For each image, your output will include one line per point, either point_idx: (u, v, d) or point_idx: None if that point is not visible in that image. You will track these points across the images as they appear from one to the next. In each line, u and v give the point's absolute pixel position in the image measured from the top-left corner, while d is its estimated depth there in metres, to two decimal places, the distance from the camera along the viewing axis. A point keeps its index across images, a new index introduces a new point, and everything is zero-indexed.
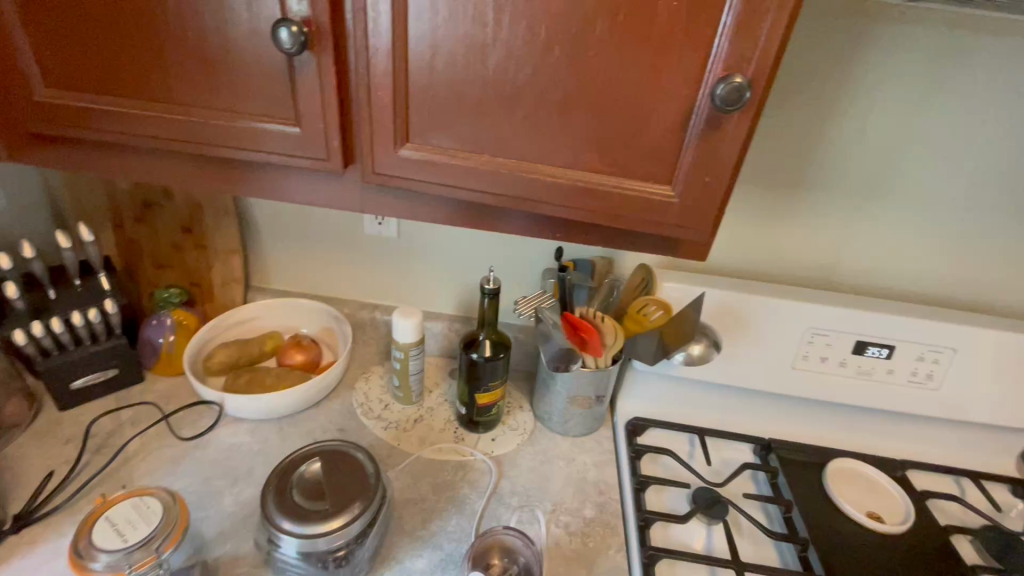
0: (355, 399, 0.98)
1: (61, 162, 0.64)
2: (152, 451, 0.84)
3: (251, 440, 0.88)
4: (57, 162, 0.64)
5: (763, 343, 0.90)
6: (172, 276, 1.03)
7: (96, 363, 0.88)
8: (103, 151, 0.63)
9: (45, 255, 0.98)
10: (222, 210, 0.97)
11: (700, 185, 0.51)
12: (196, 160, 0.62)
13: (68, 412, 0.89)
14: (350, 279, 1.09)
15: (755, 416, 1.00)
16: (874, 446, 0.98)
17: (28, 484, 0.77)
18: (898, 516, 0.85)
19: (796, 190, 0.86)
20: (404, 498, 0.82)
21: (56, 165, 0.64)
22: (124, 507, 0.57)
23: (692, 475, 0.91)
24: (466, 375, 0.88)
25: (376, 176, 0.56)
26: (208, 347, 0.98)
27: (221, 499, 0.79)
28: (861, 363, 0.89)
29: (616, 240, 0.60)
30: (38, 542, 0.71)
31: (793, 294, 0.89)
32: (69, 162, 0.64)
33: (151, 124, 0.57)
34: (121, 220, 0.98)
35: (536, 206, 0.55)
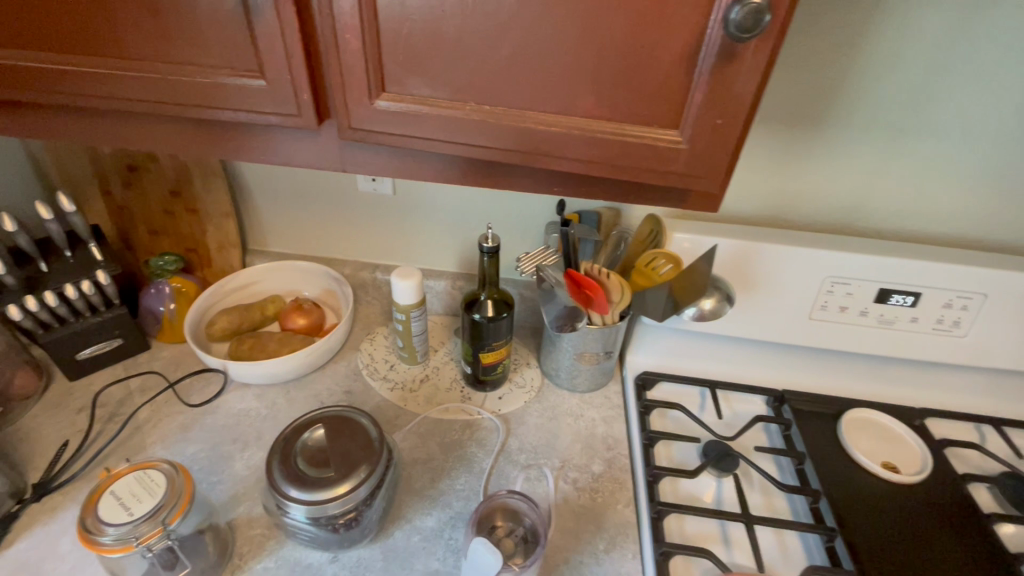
0: (360, 361, 0.98)
1: (23, 129, 0.60)
2: (162, 418, 0.85)
3: (258, 405, 0.89)
4: (20, 130, 0.60)
5: (779, 293, 0.85)
6: (168, 242, 1.01)
7: (99, 333, 0.88)
8: (65, 115, 0.59)
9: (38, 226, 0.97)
10: (209, 172, 0.93)
11: (712, 128, 0.45)
12: (163, 121, 0.57)
13: (78, 381, 0.89)
14: (348, 239, 1.05)
15: (768, 368, 0.97)
16: (892, 395, 0.95)
17: (45, 453, 0.79)
18: (915, 466, 0.83)
19: (820, 128, 0.79)
20: (412, 459, 0.83)
21: (18, 133, 0.60)
22: (128, 481, 0.57)
23: (703, 429, 0.89)
24: (469, 335, 0.86)
25: (354, 132, 0.51)
26: (209, 314, 0.97)
27: (232, 464, 0.80)
28: (883, 312, 0.84)
29: (619, 193, 0.55)
30: (59, 509, 0.73)
31: (813, 240, 0.84)
32: (32, 129, 0.60)
33: (108, 83, 0.52)
34: (108, 186, 0.95)
35: (529, 159, 0.50)
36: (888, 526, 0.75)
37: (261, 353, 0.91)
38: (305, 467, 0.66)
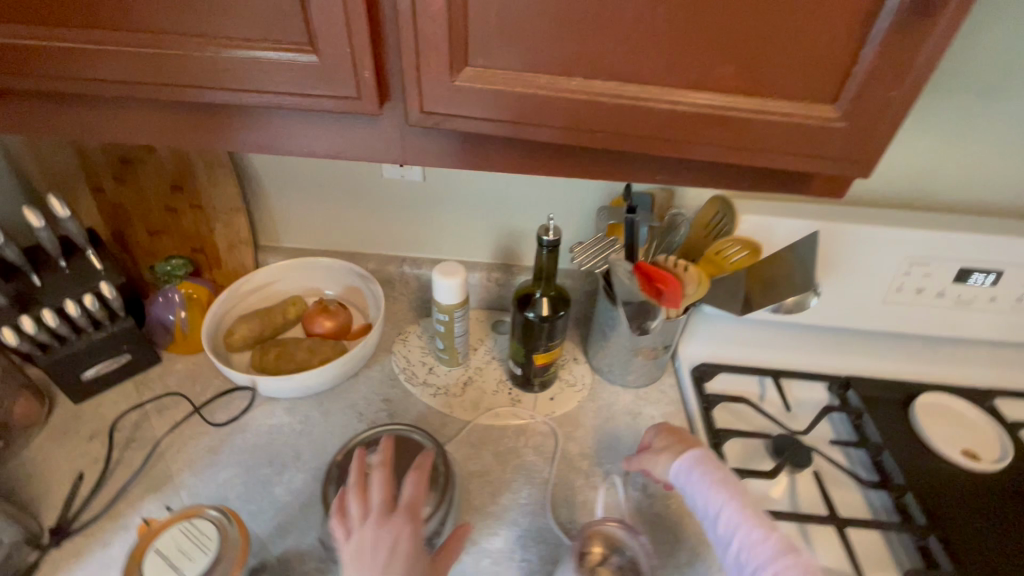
0: (395, 365, 0.90)
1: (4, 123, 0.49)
2: (186, 441, 0.77)
3: (291, 420, 0.81)
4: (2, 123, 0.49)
5: (851, 277, 0.80)
6: (170, 242, 0.91)
7: (104, 350, 0.78)
8: (56, 105, 0.48)
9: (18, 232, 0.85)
10: (213, 163, 0.82)
11: (880, 103, 0.37)
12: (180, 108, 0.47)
13: (86, 404, 0.80)
14: (371, 231, 0.96)
15: (829, 352, 0.92)
16: (957, 376, 0.91)
17: (59, 490, 0.71)
18: (993, 453, 0.80)
19: None
20: (467, 472, 0.76)
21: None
22: (173, 534, 0.50)
23: (770, 422, 0.85)
24: (522, 334, 0.79)
25: (426, 117, 0.42)
26: (225, 321, 0.88)
27: (271, 489, 0.72)
28: (962, 293, 0.79)
29: (732, 180, 0.47)
30: (84, 554, 0.65)
31: (890, 218, 0.77)
32: (18, 121, 0.49)
33: (115, 63, 0.42)
34: (98, 181, 0.84)
35: (642, 144, 0.41)
36: (976, 519, 0.72)
37: (289, 364, 0.82)
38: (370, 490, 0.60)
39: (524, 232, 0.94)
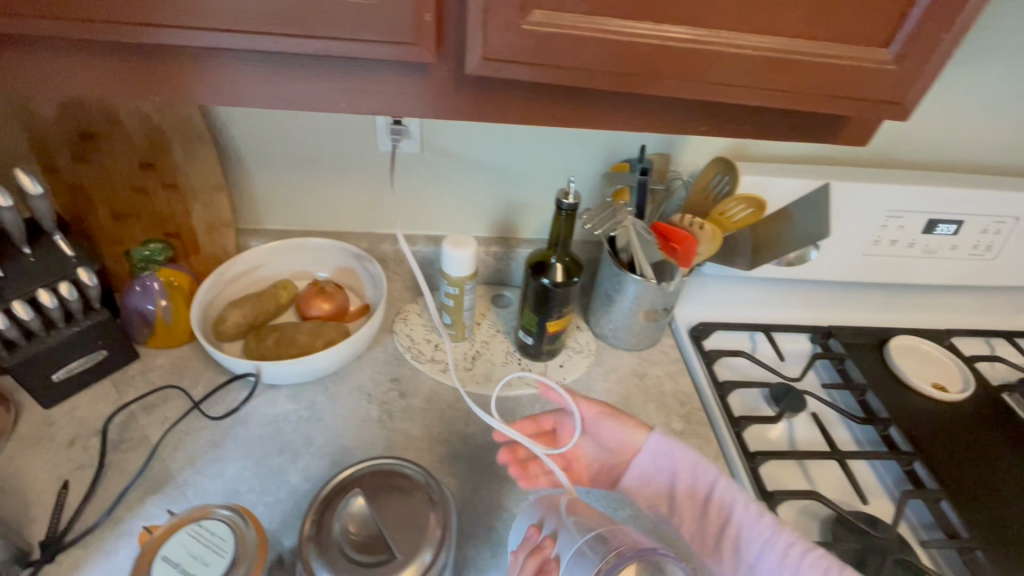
0: (399, 344, 0.87)
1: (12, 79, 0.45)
2: (185, 437, 0.71)
3: (297, 407, 0.77)
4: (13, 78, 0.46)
5: (841, 228, 0.85)
6: (139, 226, 0.82)
7: (77, 346, 0.70)
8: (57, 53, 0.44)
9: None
10: (193, 137, 0.76)
11: (925, 45, 0.39)
12: (214, 53, 0.44)
13: (58, 406, 0.73)
14: (360, 207, 0.90)
15: (808, 306, 0.99)
16: (915, 319, 1.01)
17: (41, 501, 0.63)
18: (958, 383, 0.89)
19: None
20: (490, 443, 0.76)
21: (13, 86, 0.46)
22: (183, 539, 0.45)
23: (765, 372, 0.90)
24: (534, 302, 0.79)
25: (488, 65, 0.40)
26: (212, 311, 0.82)
27: (288, 478, 0.69)
28: (929, 242, 0.87)
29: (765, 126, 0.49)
30: (85, 566, 0.59)
31: (873, 176, 0.83)
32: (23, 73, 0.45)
33: (191, 30, 0.40)
34: (53, 160, 0.74)
35: (701, 91, 0.42)
36: (954, 445, 0.80)
37: (292, 348, 0.78)
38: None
39: (522, 202, 0.92)
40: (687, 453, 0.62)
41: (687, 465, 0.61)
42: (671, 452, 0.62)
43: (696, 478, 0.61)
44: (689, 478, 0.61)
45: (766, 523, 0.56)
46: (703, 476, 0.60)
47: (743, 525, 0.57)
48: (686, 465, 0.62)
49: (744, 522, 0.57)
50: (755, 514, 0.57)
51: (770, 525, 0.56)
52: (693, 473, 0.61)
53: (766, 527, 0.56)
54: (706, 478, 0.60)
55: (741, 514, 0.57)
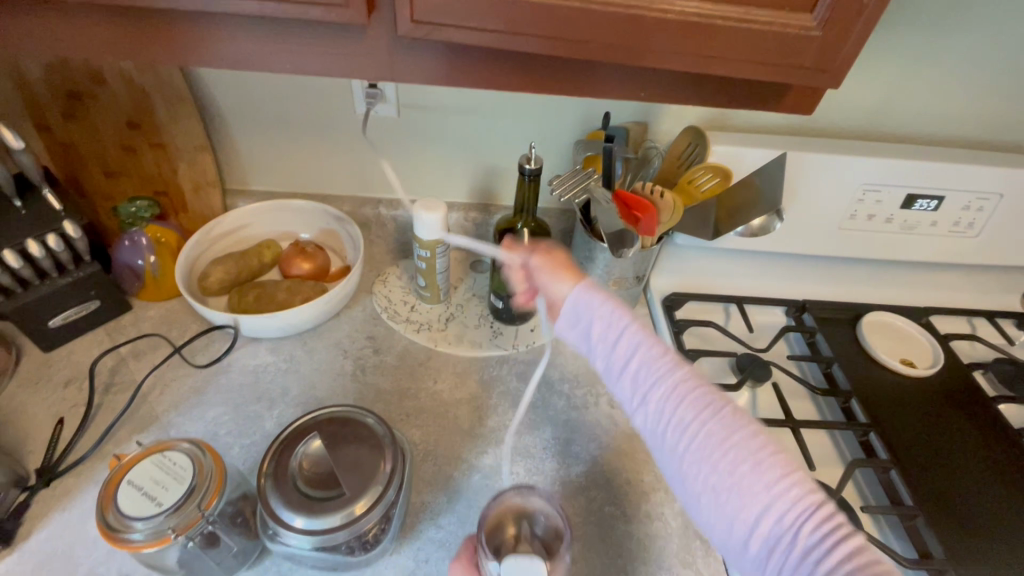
0: (376, 304, 0.91)
1: None
2: (170, 383, 0.76)
3: (276, 359, 0.81)
4: None
5: (817, 200, 0.84)
6: (130, 184, 0.86)
7: (71, 295, 0.75)
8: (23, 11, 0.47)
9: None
10: (176, 96, 0.79)
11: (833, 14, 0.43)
12: (168, 13, 0.47)
13: (57, 351, 0.78)
14: (341, 170, 0.92)
15: (785, 281, 1.00)
16: (895, 296, 1.01)
17: (40, 434, 0.69)
18: (928, 361, 0.90)
19: None
20: (456, 399, 0.80)
21: None
22: (145, 466, 0.50)
23: (734, 343, 0.91)
24: (502, 266, 0.82)
25: (420, 27, 0.44)
26: (198, 266, 0.86)
27: (263, 423, 0.74)
28: (907, 218, 0.86)
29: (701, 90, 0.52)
30: (76, 492, 0.65)
31: (851, 149, 0.82)
32: None
33: None
34: (45, 119, 0.77)
35: (629, 52, 0.45)
36: (914, 419, 0.81)
37: (271, 304, 0.82)
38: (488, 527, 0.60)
39: (500, 169, 0.92)
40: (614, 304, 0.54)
41: (603, 316, 0.53)
42: (589, 300, 0.54)
43: (604, 327, 0.53)
44: (600, 323, 0.53)
45: (673, 388, 0.51)
46: (613, 333, 0.53)
47: (641, 362, 0.52)
48: (601, 320, 0.53)
49: (643, 372, 0.52)
50: (660, 375, 0.51)
51: (678, 392, 0.51)
52: (604, 325, 0.53)
53: (662, 362, 0.52)
54: (612, 326, 0.53)
55: (639, 371, 0.52)
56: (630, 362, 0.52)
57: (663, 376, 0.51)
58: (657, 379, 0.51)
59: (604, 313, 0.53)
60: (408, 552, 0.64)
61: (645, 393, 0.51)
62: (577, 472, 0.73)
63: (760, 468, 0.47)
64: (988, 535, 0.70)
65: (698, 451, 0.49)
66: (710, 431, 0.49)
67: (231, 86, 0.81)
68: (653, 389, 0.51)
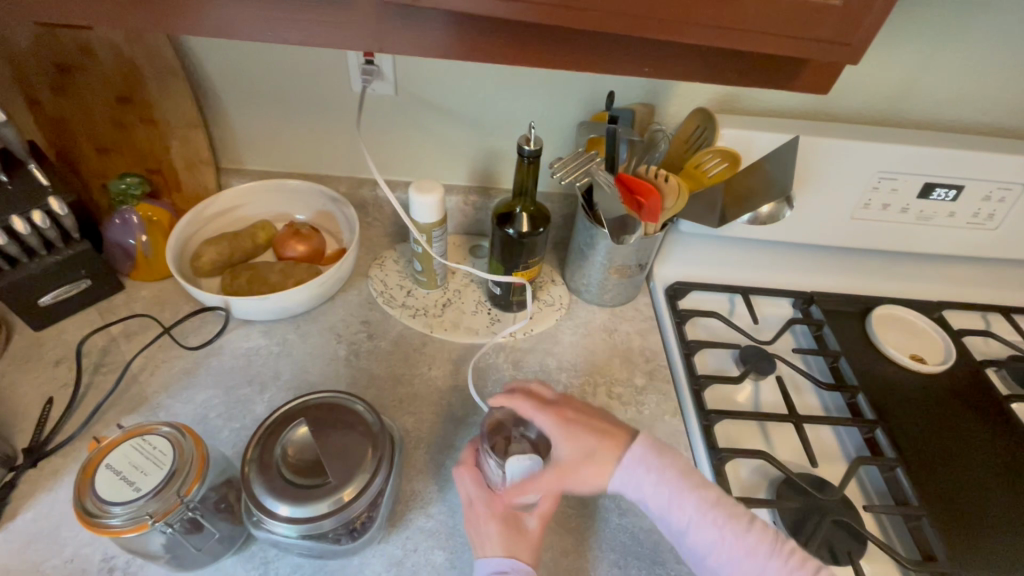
0: (372, 289, 0.89)
1: None
2: (161, 364, 0.75)
3: (268, 342, 0.80)
4: None
5: (829, 188, 0.81)
6: (122, 161, 0.84)
7: (61, 274, 0.74)
8: None
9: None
10: (167, 70, 0.76)
11: None
12: None
13: (47, 329, 0.77)
14: (337, 150, 0.90)
15: (793, 272, 0.97)
16: (907, 289, 0.98)
17: (29, 412, 0.69)
18: (939, 357, 0.87)
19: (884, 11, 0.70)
20: (450, 386, 0.78)
21: None
22: (125, 450, 0.49)
23: (738, 335, 0.89)
24: (500, 251, 0.79)
25: None
26: (190, 247, 0.84)
27: (254, 407, 0.73)
28: (924, 208, 0.83)
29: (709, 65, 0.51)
30: (63, 472, 0.64)
31: (867, 134, 0.78)
32: None
33: None
34: (34, 92, 0.75)
35: (634, 19, 0.43)
36: (922, 416, 0.79)
37: (264, 286, 0.81)
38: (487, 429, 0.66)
39: (501, 151, 0.90)
40: (641, 456, 0.63)
41: (636, 466, 0.62)
42: (630, 460, 0.62)
43: (636, 479, 0.62)
44: (636, 480, 0.62)
45: (713, 517, 0.60)
46: (648, 485, 0.62)
47: (675, 515, 0.61)
48: (635, 465, 0.63)
49: (685, 517, 0.60)
50: (702, 517, 0.60)
51: (717, 517, 0.60)
52: (635, 471, 0.63)
53: (703, 516, 0.60)
54: (643, 482, 0.62)
55: (680, 521, 0.61)
56: (669, 508, 0.61)
57: (702, 512, 0.60)
58: (697, 526, 0.60)
59: (633, 474, 0.62)
60: (397, 541, 0.63)
61: (705, 558, 0.60)
62: None
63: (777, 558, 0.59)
64: (1012, 544, 0.67)
65: (724, 556, 0.59)
66: (732, 548, 0.59)
67: (224, 61, 0.79)
68: (699, 524, 0.60)
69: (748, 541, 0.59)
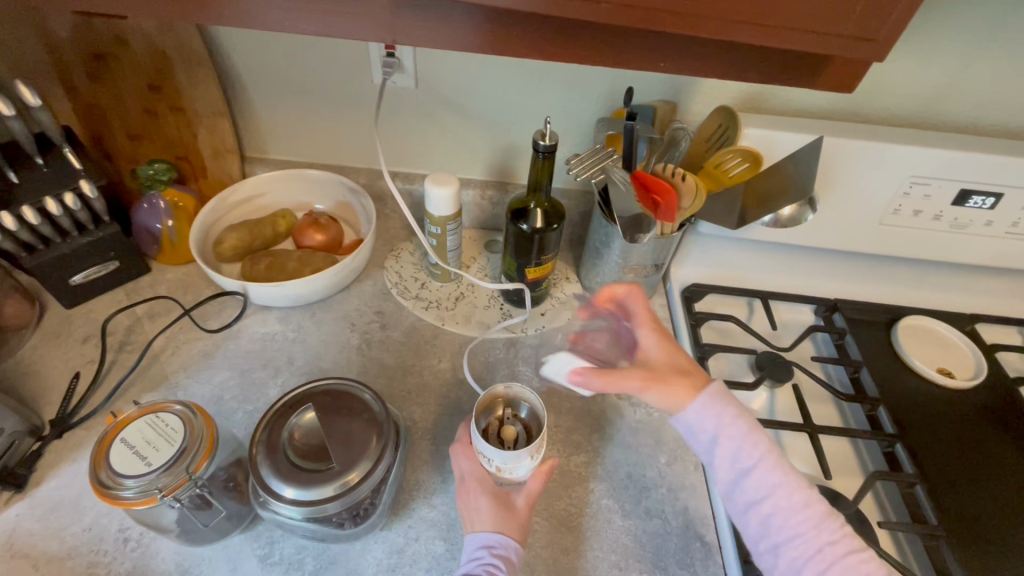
0: (387, 280, 0.90)
1: None
2: (181, 345, 0.78)
3: (284, 328, 0.82)
4: None
5: (857, 192, 0.78)
6: (152, 148, 0.87)
7: (90, 255, 0.77)
8: None
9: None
10: (196, 60, 0.78)
11: None
12: None
13: (77, 308, 0.80)
14: (358, 142, 0.91)
15: (816, 278, 0.94)
16: (938, 301, 0.94)
17: (57, 386, 0.72)
18: (969, 373, 0.83)
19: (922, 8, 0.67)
20: (460, 379, 0.79)
21: None
22: (139, 426, 0.51)
23: (755, 340, 0.86)
24: (514, 246, 0.79)
25: None
26: (213, 233, 0.87)
27: (267, 391, 0.74)
28: (959, 216, 0.79)
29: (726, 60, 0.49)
30: (85, 445, 0.67)
31: (899, 137, 0.75)
32: None
33: None
34: (71, 79, 0.78)
35: (648, 12, 0.42)
36: (947, 433, 0.75)
37: (281, 273, 0.82)
38: (477, 411, 0.62)
39: (519, 146, 0.89)
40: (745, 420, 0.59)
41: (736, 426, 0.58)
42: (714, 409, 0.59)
43: (723, 437, 0.59)
44: (719, 438, 0.59)
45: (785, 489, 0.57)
46: (729, 441, 0.58)
47: (753, 478, 0.57)
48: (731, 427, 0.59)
49: (760, 487, 0.57)
50: (766, 488, 0.57)
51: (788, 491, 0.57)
52: (728, 432, 0.59)
53: (777, 483, 0.57)
54: (731, 441, 0.58)
55: (756, 488, 0.57)
56: (748, 475, 0.58)
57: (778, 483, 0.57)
58: (771, 496, 0.57)
59: (727, 429, 0.58)
60: (400, 529, 0.64)
61: (759, 507, 0.57)
62: (578, 461, 0.71)
63: (828, 529, 0.56)
64: None
65: (793, 537, 0.56)
66: (800, 531, 0.56)
67: (251, 51, 0.80)
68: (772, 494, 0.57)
69: (808, 500, 0.57)
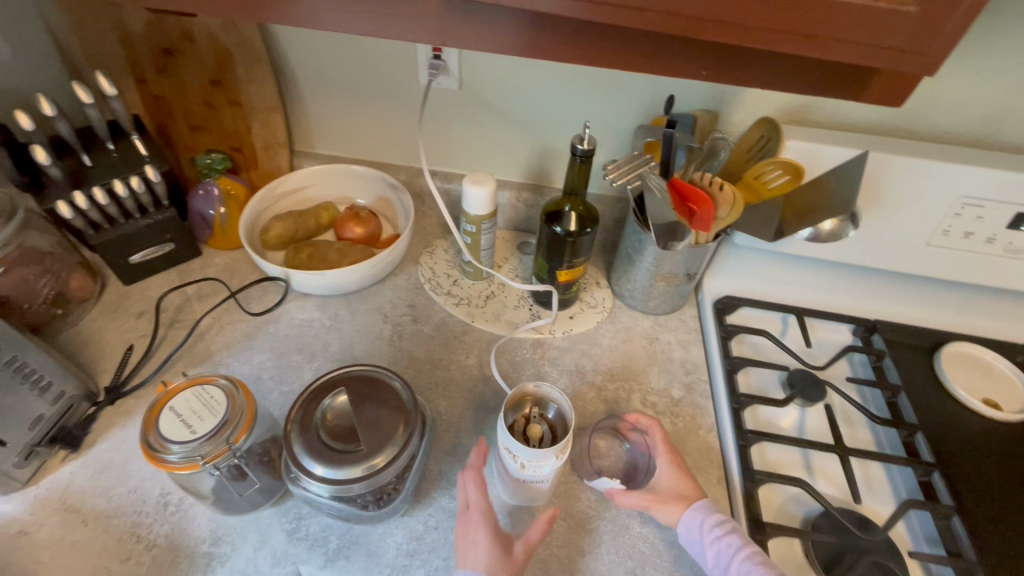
0: (421, 275, 0.92)
1: None
2: (225, 325, 0.82)
3: (321, 316, 0.85)
4: None
5: (903, 211, 0.76)
6: (210, 139, 0.92)
7: (150, 236, 0.82)
8: None
9: (70, 116, 0.86)
10: (255, 57, 0.83)
11: None
12: None
13: (134, 285, 0.86)
14: (401, 140, 0.94)
15: (856, 297, 0.91)
16: (987, 328, 0.89)
17: (112, 356, 0.77)
18: (1017, 406, 0.79)
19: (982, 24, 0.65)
20: (486, 376, 0.80)
21: None
22: (186, 396, 0.54)
23: (787, 357, 0.85)
24: (546, 248, 0.80)
25: None
26: (260, 221, 0.91)
27: (302, 374, 0.78)
28: (1014, 240, 0.75)
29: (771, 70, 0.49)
30: (135, 412, 0.72)
31: (952, 155, 0.72)
32: None
33: None
34: (143, 71, 0.84)
35: (694, 19, 0.42)
36: (989, 466, 0.72)
37: (322, 263, 0.86)
38: (505, 407, 0.63)
39: (556, 151, 0.91)
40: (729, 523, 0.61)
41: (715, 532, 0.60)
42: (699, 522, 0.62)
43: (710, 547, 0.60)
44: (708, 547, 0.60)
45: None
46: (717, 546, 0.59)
47: None
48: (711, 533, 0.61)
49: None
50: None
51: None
52: (711, 538, 0.60)
53: None
54: (718, 549, 0.59)
55: None
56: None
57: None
58: None
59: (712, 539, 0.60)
60: (420, 517, 0.66)
61: None
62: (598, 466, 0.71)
63: None
64: None
65: None
66: None
67: (305, 50, 0.84)
68: None
69: None
